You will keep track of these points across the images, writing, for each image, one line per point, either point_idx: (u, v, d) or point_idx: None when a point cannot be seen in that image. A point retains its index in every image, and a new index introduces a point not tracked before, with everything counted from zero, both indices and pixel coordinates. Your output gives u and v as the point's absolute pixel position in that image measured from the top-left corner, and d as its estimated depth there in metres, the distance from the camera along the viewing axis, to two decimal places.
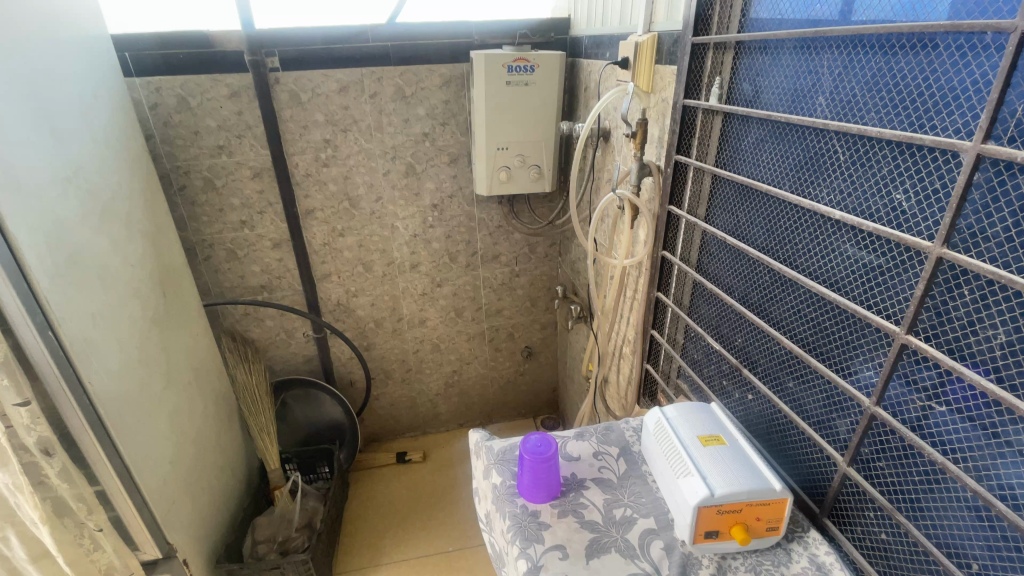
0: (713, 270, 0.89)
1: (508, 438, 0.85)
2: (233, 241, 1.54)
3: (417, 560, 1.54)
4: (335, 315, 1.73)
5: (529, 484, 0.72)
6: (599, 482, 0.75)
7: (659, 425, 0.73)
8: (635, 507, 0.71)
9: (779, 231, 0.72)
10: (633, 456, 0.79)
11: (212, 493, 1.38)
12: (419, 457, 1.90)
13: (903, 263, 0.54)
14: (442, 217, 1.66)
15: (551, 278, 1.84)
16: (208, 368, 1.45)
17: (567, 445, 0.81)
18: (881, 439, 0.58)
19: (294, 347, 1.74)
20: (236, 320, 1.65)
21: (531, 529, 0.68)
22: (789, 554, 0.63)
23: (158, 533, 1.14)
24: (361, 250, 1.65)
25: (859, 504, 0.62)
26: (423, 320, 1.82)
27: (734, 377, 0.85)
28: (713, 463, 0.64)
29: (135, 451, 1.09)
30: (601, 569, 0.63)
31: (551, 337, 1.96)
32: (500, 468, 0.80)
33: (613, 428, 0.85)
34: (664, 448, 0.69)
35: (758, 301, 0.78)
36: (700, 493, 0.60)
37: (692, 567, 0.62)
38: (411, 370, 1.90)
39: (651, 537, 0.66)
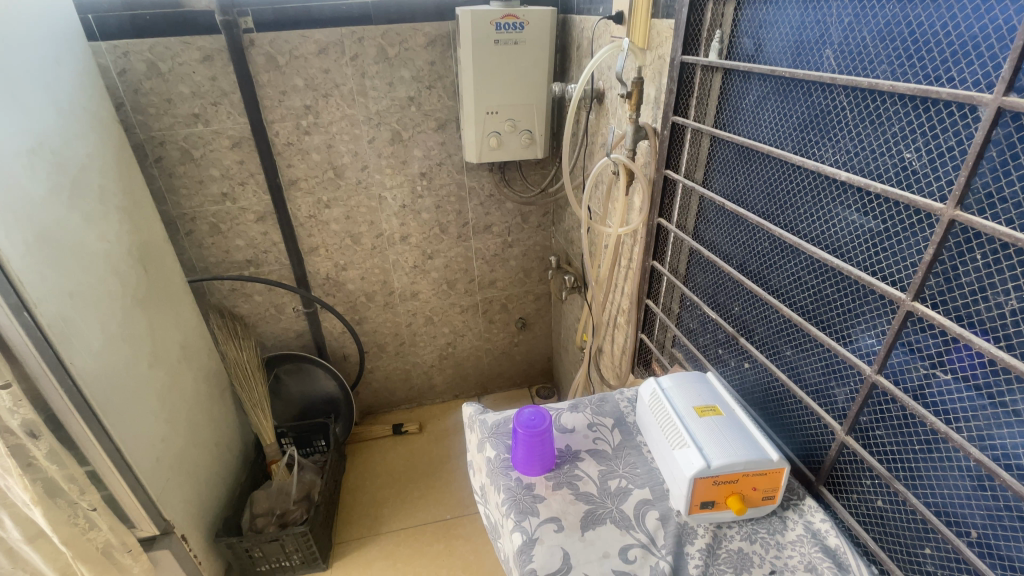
0: (710, 237, 0.87)
1: (501, 412, 0.83)
2: (216, 214, 1.49)
3: (417, 528, 1.56)
4: (325, 290, 1.70)
5: (523, 458, 0.71)
6: (593, 454, 0.74)
7: (655, 395, 0.71)
8: (630, 478, 0.70)
9: (779, 195, 0.69)
10: (628, 427, 0.79)
11: (208, 469, 1.38)
12: (415, 429, 1.91)
13: (912, 226, 0.52)
14: (431, 186, 1.61)
15: (544, 248, 1.81)
16: (196, 345, 1.43)
17: (562, 417, 0.80)
18: (882, 407, 0.57)
19: (284, 322, 1.71)
20: (224, 296, 1.62)
21: (526, 502, 0.68)
22: (784, 521, 0.63)
23: (153, 509, 1.14)
24: (349, 222, 1.60)
25: (856, 472, 0.61)
26: (415, 293, 1.79)
27: (730, 345, 0.84)
28: (708, 434, 0.63)
29: (125, 430, 1.08)
30: (597, 540, 0.62)
31: (545, 308, 1.94)
32: (494, 442, 0.78)
33: (608, 399, 0.84)
34: (659, 419, 0.68)
35: (756, 268, 0.76)
36: (696, 465, 0.59)
37: (688, 537, 0.62)
38: (405, 344, 1.89)
39: (646, 507, 0.66)
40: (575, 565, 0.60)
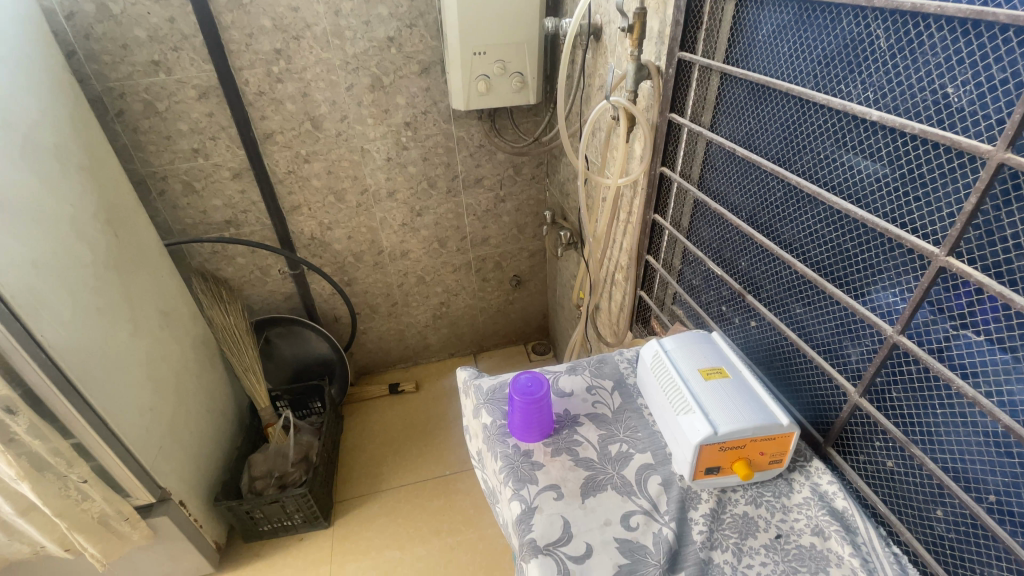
0: (717, 187, 0.81)
1: (497, 376, 0.79)
2: (188, 172, 1.40)
3: (416, 484, 1.58)
4: (311, 250, 1.63)
5: (520, 424, 0.68)
6: (593, 418, 0.71)
7: (658, 357, 0.67)
8: (631, 443, 0.68)
9: (796, 139, 0.63)
10: (628, 389, 0.76)
11: (203, 434, 1.37)
12: (411, 388, 1.90)
13: (950, 172, 0.46)
14: (417, 136, 1.51)
15: (538, 201, 1.73)
16: (179, 310, 1.38)
17: (559, 380, 0.77)
18: (901, 368, 0.53)
19: (271, 285, 1.66)
20: (205, 259, 1.55)
21: (524, 470, 0.65)
22: (790, 484, 0.61)
23: (147, 478, 1.13)
24: (331, 177, 1.51)
25: (867, 434, 0.59)
26: (406, 252, 1.73)
27: (735, 303, 0.80)
28: (715, 398, 0.59)
29: (108, 401, 1.05)
30: (598, 508, 0.60)
31: (540, 264, 1.89)
32: (490, 408, 0.75)
33: (608, 360, 0.81)
34: (662, 383, 0.64)
35: (767, 221, 0.71)
36: (702, 432, 0.56)
37: (692, 502, 0.60)
38: (398, 304, 1.85)
39: (648, 472, 0.64)
40: (577, 533, 0.58)
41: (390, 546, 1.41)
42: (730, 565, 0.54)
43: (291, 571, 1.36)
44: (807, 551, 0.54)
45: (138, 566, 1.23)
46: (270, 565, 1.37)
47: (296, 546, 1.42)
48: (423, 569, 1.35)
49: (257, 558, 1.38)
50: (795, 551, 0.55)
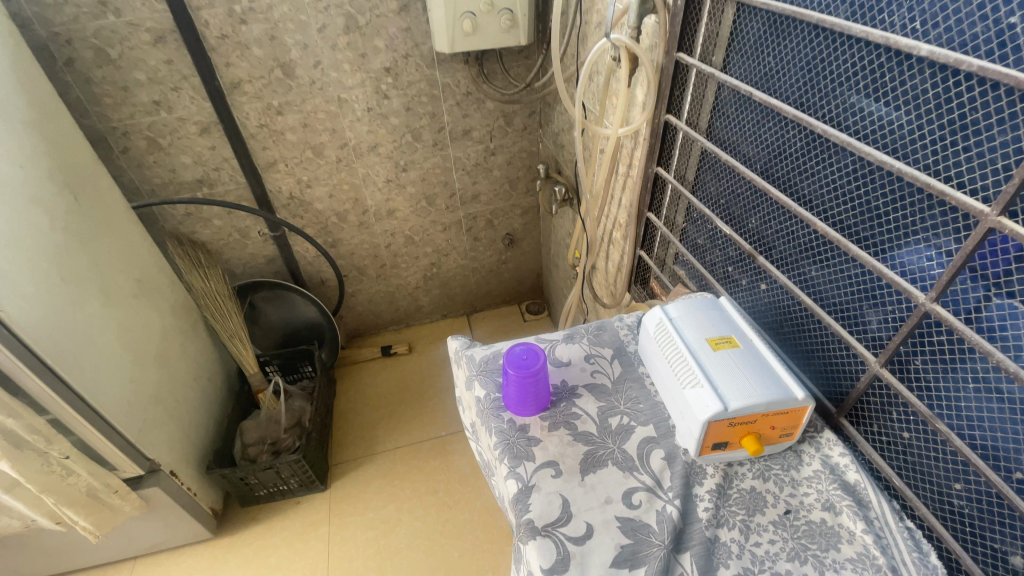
0: (728, 137, 0.74)
1: (489, 345, 0.75)
2: (152, 127, 1.29)
3: (411, 446, 1.57)
4: (291, 210, 1.55)
5: (515, 398, 0.64)
6: (592, 389, 0.68)
7: (663, 326, 0.63)
8: (632, 415, 0.64)
9: (824, 80, 0.56)
10: (629, 357, 0.71)
11: (191, 403, 1.34)
12: (404, 350, 1.87)
13: (1010, 118, 0.40)
14: (398, 84, 1.39)
15: (530, 154, 1.63)
16: (155, 277, 1.30)
17: (556, 350, 0.73)
18: (931, 338, 0.49)
19: (251, 248, 1.58)
20: (179, 222, 1.47)
21: (520, 446, 0.62)
22: (800, 456, 0.58)
23: (134, 450, 1.10)
24: (307, 130, 1.41)
25: (885, 405, 0.55)
26: (392, 210, 1.64)
27: (744, 264, 0.75)
28: (725, 370, 0.55)
29: (83, 375, 1.00)
30: (598, 485, 0.58)
31: (533, 222, 1.82)
32: (483, 380, 0.70)
33: (607, 326, 0.76)
34: (667, 354, 0.60)
35: (783, 174, 0.64)
36: (711, 408, 0.52)
37: (697, 477, 0.57)
38: (387, 266, 1.78)
39: (651, 446, 0.61)
40: (576, 513, 0.55)
41: (388, 507, 1.42)
42: (737, 543, 0.52)
43: (291, 534, 1.36)
44: (818, 527, 0.52)
45: (135, 535, 1.22)
46: (269, 528, 1.37)
47: (294, 509, 1.42)
48: (422, 528, 1.37)
49: (256, 522, 1.39)
50: (805, 528, 0.52)
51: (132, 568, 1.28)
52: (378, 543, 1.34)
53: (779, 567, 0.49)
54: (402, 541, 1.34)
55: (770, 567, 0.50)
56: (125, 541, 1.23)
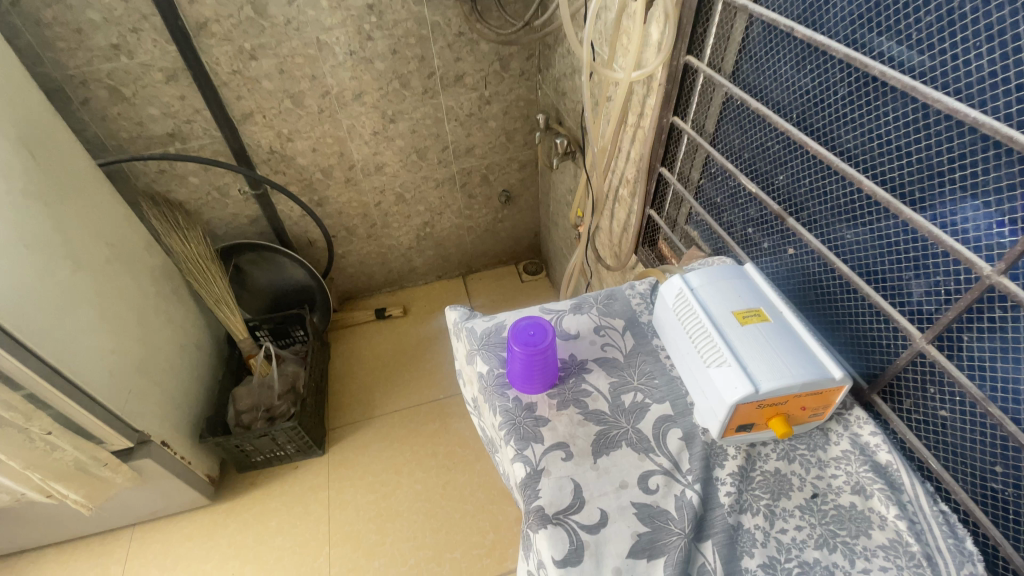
0: (758, 81, 0.66)
1: (491, 317, 0.69)
2: (113, 75, 1.16)
3: (409, 409, 1.55)
4: (272, 166, 1.44)
5: (521, 375, 0.59)
6: (603, 364, 0.63)
7: (683, 297, 0.57)
8: (647, 392, 0.60)
9: (884, 11, 0.47)
10: (642, 329, 0.66)
11: (179, 371, 1.29)
12: (399, 312, 1.82)
13: None
14: (383, 23, 1.26)
15: (528, 103, 1.52)
16: (129, 240, 1.22)
17: (563, 321, 0.67)
18: (990, 313, 0.44)
19: (232, 206, 1.49)
20: (153, 180, 1.37)
21: (527, 427, 0.58)
22: (827, 435, 0.55)
23: (120, 423, 1.06)
24: (284, 77, 1.28)
25: (927, 383, 0.51)
26: (381, 165, 1.54)
27: (767, 225, 0.68)
28: (755, 347, 0.50)
29: (57, 348, 0.94)
30: (612, 468, 0.54)
31: (530, 177, 1.72)
32: (486, 354, 0.65)
33: (617, 294, 0.70)
34: (689, 328, 0.55)
35: (823, 124, 0.57)
36: (741, 390, 0.47)
37: (718, 459, 0.54)
38: (377, 225, 1.70)
39: (667, 425, 0.56)
40: (589, 499, 0.51)
41: (388, 470, 1.41)
42: (762, 530, 0.48)
43: (290, 498, 1.36)
44: (847, 512, 0.49)
45: (131, 504, 1.21)
46: (268, 493, 1.37)
47: (292, 474, 1.41)
48: (422, 490, 1.37)
49: (255, 487, 1.38)
50: (833, 513, 0.49)
51: (132, 535, 1.27)
52: (378, 506, 1.34)
53: (807, 555, 0.47)
54: (403, 503, 1.34)
55: (796, 555, 0.47)
56: (122, 510, 1.22)
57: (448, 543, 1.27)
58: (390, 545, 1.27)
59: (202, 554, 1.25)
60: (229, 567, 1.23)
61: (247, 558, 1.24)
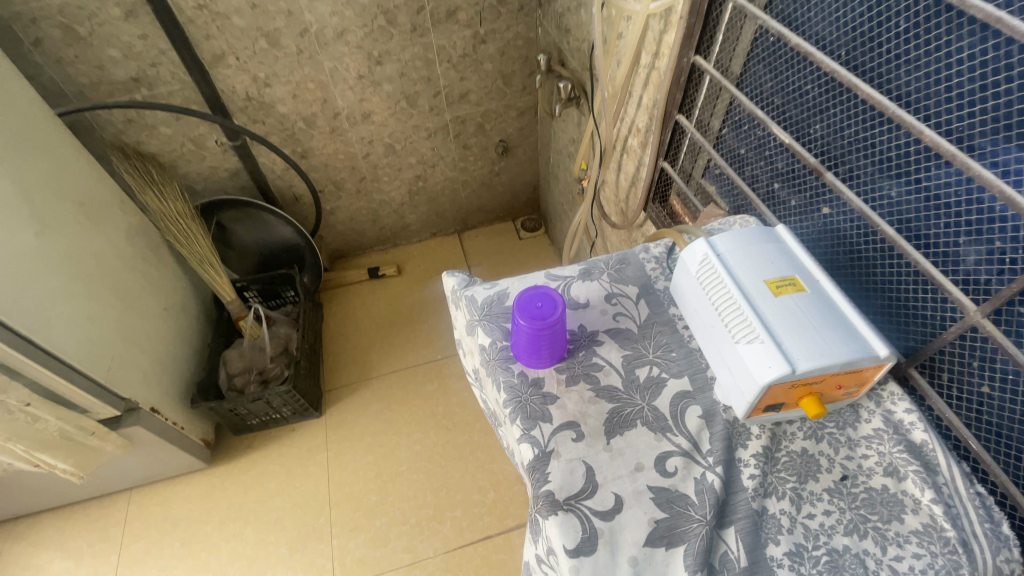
0: (798, 12, 0.57)
1: (493, 284, 0.63)
2: (64, 11, 1.04)
3: (406, 370, 1.52)
4: (250, 115, 1.33)
5: (527, 349, 0.54)
6: (615, 335, 0.58)
7: (709, 264, 0.51)
8: (663, 366, 0.55)
9: None
10: (657, 296, 0.61)
11: (165, 336, 1.24)
12: (393, 271, 1.76)
13: None
14: None
15: (528, 42, 1.39)
16: (98, 198, 1.13)
17: (571, 288, 0.62)
18: None
19: (210, 159, 1.39)
20: (121, 131, 1.26)
21: (534, 405, 0.53)
22: (857, 412, 0.51)
23: (104, 392, 1.02)
24: (257, 13, 1.15)
25: (974, 358, 0.46)
26: (368, 114, 1.43)
27: (798, 181, 0.62)
28: (790, 322, 0.45)
29: (27, 317, 0.88)
30: (627, 449, 0.50)
31: (529, 126, 1.62)
32: (488, 325, 0.60)
33: (630, 258, 0.65)
34: (715, 298, 0.50)
35: (876, 63, 0.49)
36: (775, 370, 0.43)
37: (741, 439, 0.50)
38: (367, 179, 1.60)
39: (686, 402, 0.52)
40: (603, 483, 0.48)
41: (386, 431, 1.40)
42: (788, 516, 0.45)
43: (288, 460, 1.35)
44: (879, 496, 0.46)
45: (125, 469, 1.19)
46: (265, 455, 1.35)
47: (289, 436, 1.39)
48: (422, 450, 1.36)
49: (252, 450, 1.36)
50: (863, 496, 0.46)
51: (129, 499, 1.27)
52: (378, 467, 1.33)
53: (836, 542, 0.44)
54: (403, 464, 1.34)
55: (825, 542, 0.44)
56: (116, 475, 1.20)
57: (449, 501, 1.27)
58: (390, 505, 1.27)
59: (202, 516, 1.25)
60: (230, 529, 1.23)
61: (248, 520, 1.24)
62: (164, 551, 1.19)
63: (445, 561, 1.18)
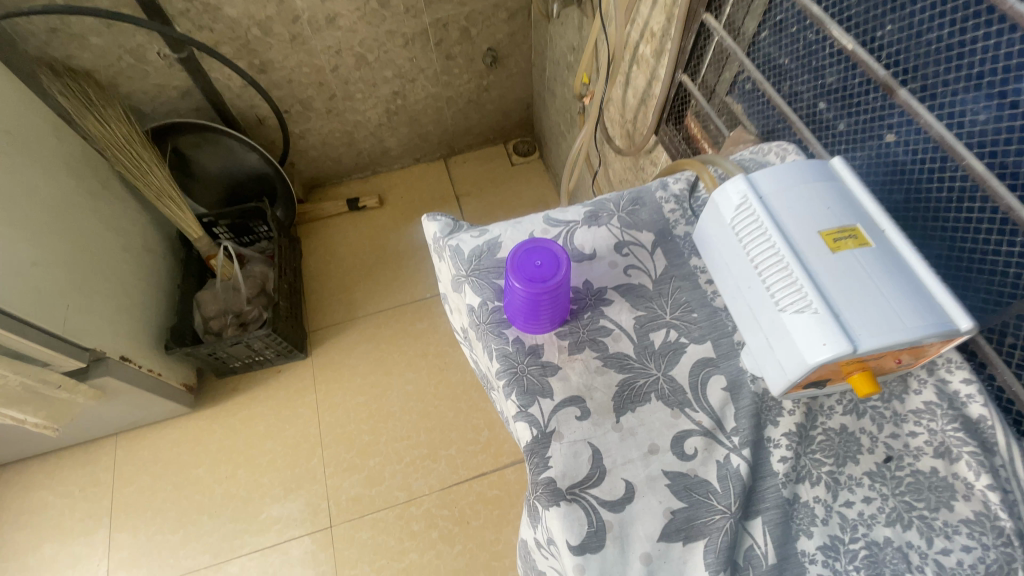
0: None
1: (481, 231, 0.53)
2: None
3: (394, 309, 1.45)
4: (194, 21, 1.13)
5: (524, 313, 0.46)
6: (626, 293, 0.49)
7: (748, 209, 0.42)
8: (683, 329, 0.47)
9: None
10: (675, 245, 0.51)
11: (129, 279, 1.14)
12: (374, 202, 1.62)
13: None
14: None
15: None
16: (28, 124, 0.97)
17: (574, 237, 0.52)
18: None
19: (155, 76, 1.20)
20: (44, 42, 1.07)
21: (532, 377, 0.46)
22: (905, 381, 0.44)
23: (64, 344, 0.94)
24: None
25: None
26: (334, 17, 1.22)
27: (855, 100, 0.50)
28: (851, 286, 0.36)
29: None
30: (639, 428, 0.43)
31: (521, 32, 1.41)
32: (476, 282, 0.51)
33: (645, 197, 0.54)
34: (756, 254, 0.41)
35: None
36: (831, 348, 0.35)
37: (771, 415, 0.43)
38: (339, 97, 1.42)
39: (709, 372, 0.45)
40: (612, 468, 0.42)
41: (376, 372, 1.35)
42: (823, 505, 0.40)
43: (276, 402, 1.31)
44: (927, 479, 0.40)
45: (105, 417, 1.15)
46: (252, 397, 1.31)
47: (275, 377, 1.34)
48: (414, 390, 1.32)
49: (237, 392, 1.32)
50: (909, 481, 0.40)
51: (116, 443, 1.24)
52: (369, 408, 1.30)
53: (876, 534, 0.39)
54: (394, 404, 1.31)
55: (864, 534, 0.39)
56: (97, 423, 1.16)
57: (443, 440, 1.26)
58: (383, 445, 1.25)
59: (192, 459, 1.23)
60: (222, 471, 1.22)
61: (239, 462, 1.23)
62: (157, 494, 1.19)
63: (441, 498, 1.19)
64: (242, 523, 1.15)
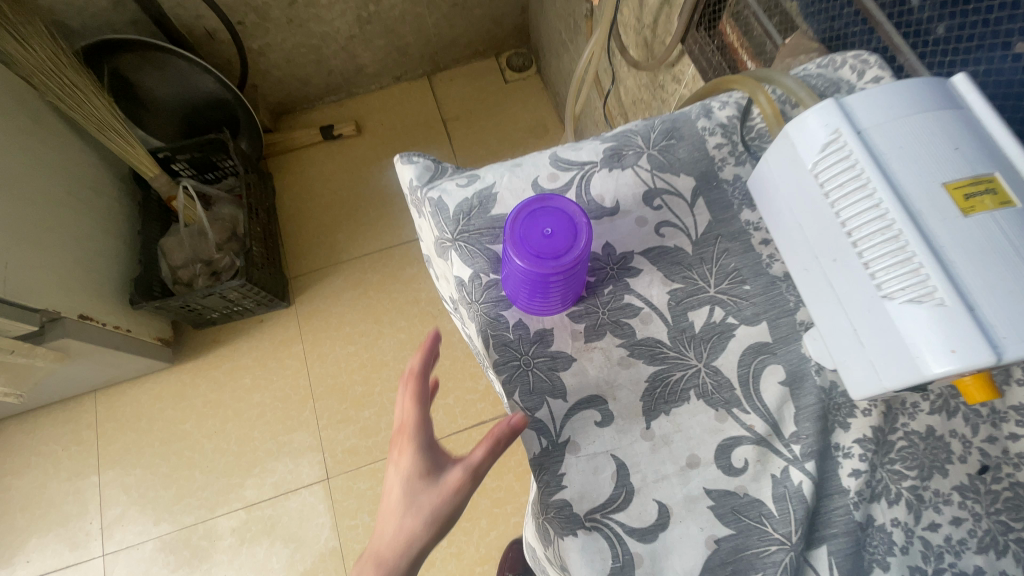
0: None
1: (470, 177, 0.41)
2: None
3: (380, 251, 1.34)
4: None
5: (530, 292, 0.35)
6: (659, 259, 0.38)
7: (841, 149, 0.30)
8: (732, 306, 0.37)
9: None
10: (721, 194, 0.40)
11: (79, 228, 1.01)
12: (352, 130, 1.45)
13: None
14: None
15: None
16: None
17: (592, 185, 0.40)
18: None
19: None
20: None
21: (540, 373, 0.36)
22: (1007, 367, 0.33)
23: (8, 307, 0.84)
24: None
25: None
26: None
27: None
28: (993, 267, 0.26)
29: None
30: (676, 437, 0.34)
31: None
32: (465, 248, 0.40)
33: (683, 127, 0.41)
34: (848, 213, 0.30)
35: None
36: (962, 357, 0.25)
37: (841, 416, 0.34)
38: (300, 3, 1.20)
39: (765, 362, 0.36)
40: (642, 487, 0.33)
41: (366, 319, 1.27)
42: (903, 528, 0.32)
43: (260, 353, 1.24)
44: None
45: (76, 376, 1.08)
46: (235, 348, 1.24)
47: (257, 327, 1.26)
48: (408, 338, 1.25)
49: (219, 344, 1.24)
50: (1009, 497, 0.31)
51: (95, 400, 1.18)
52: (361, 357, 1.23)
53: (966, 565, 0.31)
54: (387, 353, 1.24)
55: (951, 564, 0.31)
56: (70, 382, 1.09)
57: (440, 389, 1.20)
58: (378, 395, 1.20)
59: (177, 414, 1.18)
60: (210, 426, 1.17)
61: (227, 415, 1.18)
62: (145, 450, 1.14)
63: None
64: (235, 477, 1.13)
